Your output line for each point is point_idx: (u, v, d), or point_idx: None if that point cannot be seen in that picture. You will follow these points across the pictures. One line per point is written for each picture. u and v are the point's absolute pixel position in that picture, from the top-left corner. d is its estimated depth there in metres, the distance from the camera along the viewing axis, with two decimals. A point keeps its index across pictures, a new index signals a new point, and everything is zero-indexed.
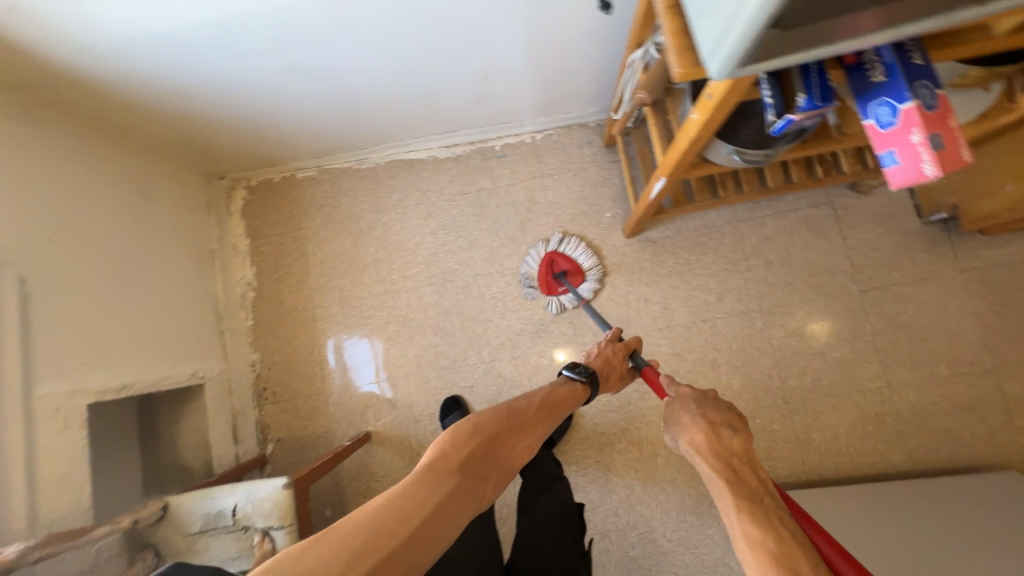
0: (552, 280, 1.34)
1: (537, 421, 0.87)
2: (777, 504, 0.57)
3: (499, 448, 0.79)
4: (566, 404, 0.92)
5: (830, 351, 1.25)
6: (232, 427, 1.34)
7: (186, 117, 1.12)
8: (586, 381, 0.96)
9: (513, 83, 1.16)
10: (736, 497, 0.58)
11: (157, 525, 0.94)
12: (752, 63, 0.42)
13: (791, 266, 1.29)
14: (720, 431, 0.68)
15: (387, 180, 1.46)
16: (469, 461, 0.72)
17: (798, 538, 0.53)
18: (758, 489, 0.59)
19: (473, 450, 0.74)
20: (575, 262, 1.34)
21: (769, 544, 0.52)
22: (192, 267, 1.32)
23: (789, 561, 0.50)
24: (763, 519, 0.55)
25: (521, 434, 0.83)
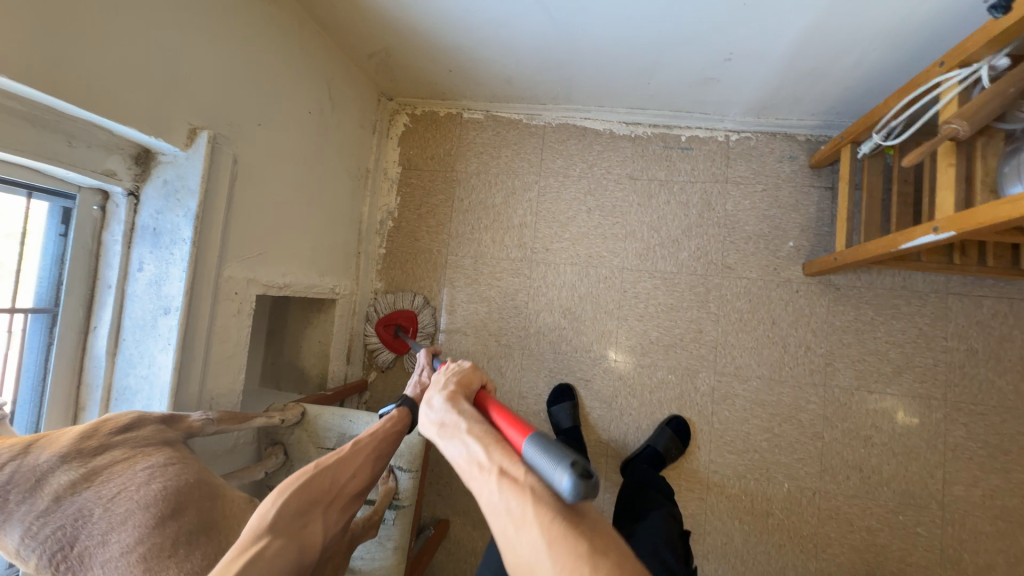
0: (396, 340, 1.35)
1: (373, 444, 0.68)
2: (470, 416, 0.50)
3: (327, 484, 0.60)
4: (390, 428, 0.71)
5: (1016, 469, 1.07)
6: (347, 347, 1.36)
7: (394, 31, 1.07)
8: (408, 405, 0.78)
9: (755, 71, 1.01)
10: (442, 442, 0.50)
11: (293, 428, 0.95)
12: None
13: (999, 361, 1.10)
14: (428, 397, 0.57)
15: (555, 143, 1.37)
16: (280, 521, 0.54)
17: (478, 433, 0.47)
18: (454, 417, 0.51)
19: (285, 506, 0.55)
20: (402, 311, 1.37)
21: (461, 458, 0.46)
22: (351, 182, 1.31)
23: (472, 460, 0.45)
24: (455, 442, 0.48)
25: (358, 466, 0.64)
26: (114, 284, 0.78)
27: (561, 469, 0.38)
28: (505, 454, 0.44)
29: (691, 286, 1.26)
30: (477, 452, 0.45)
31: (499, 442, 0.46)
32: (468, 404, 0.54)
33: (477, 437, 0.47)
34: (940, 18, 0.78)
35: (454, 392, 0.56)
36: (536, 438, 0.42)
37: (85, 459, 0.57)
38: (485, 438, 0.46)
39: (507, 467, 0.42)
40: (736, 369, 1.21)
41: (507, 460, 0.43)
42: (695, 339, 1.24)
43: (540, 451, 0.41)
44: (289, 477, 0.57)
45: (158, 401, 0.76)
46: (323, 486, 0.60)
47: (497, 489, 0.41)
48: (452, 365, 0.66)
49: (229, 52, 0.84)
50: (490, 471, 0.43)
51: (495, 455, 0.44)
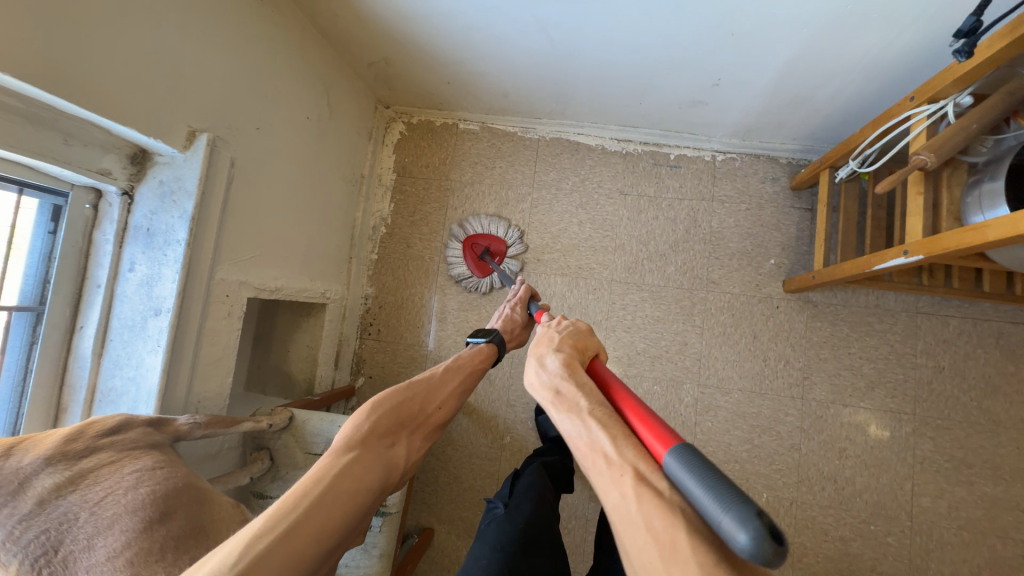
0: (481, 262, 1.34)
1: (447, 384, 0.74)
2: (592, 399, 0.52)
3: (414, 410, 0.67)
4: (472, 364, 0.81)
5: (980, 482, 1.12)
6: (336, 351, 1.35)
7: (396, 42, 1.09)
8: (496, 340, 0.87)
9: (740, 96, 1.07)
10: (558, 415, 0.53)
11: (280, 433, 0.94)
12: None
13: (963, 378, 1.16)
14: (543, 359, 0.60)
15: (548, 156, 1.40)
16: (378, 431, 0.60)
17: (603, 421, 0.49)
18: (573, 393, 0.53)
19: (381, 420, 0.62)
20: (493, 236, 1.36)
21: (586, 442, 0.48)
22: (346, 188, 1.31)
23: (599, 450, 0.46)
24: (575, 421, 0.50)
25: (436, 397, 0.72)
26: (104, 284, 0.77)
27: (735, 520, 0.34)
28: (640, 457, 0.44)
29: (677, 300, 1.29)
30: (606, 443, 0.46)
31: (632, 439, 0.46)
32: (586, 380, 0.56)
33: (604, 425, 0.48)
34: (911, 56, 0.84)
35: (571, 363, 0.58)
36: (680, 454, 0.41)
37: (70, 462, 0.57)
38: (614, 430, 0.47)
39: (645, 472, 0.42)
40: (719, 381, 1.25)
41: (643, 465, 0.43)
42: (680, 350, 1.27)
43: (698, 482, 0.38)
44: (376, 397, 0.65)
45: (144, 403, 0.75)
46: (410, 411, 0.67)
47: (630, 487, 0.42)
48: (562, 324, 0.70)
49: (231, 57, 0.85)
50: (623, 470, 0.43)
51: (625, 453, 0.45)
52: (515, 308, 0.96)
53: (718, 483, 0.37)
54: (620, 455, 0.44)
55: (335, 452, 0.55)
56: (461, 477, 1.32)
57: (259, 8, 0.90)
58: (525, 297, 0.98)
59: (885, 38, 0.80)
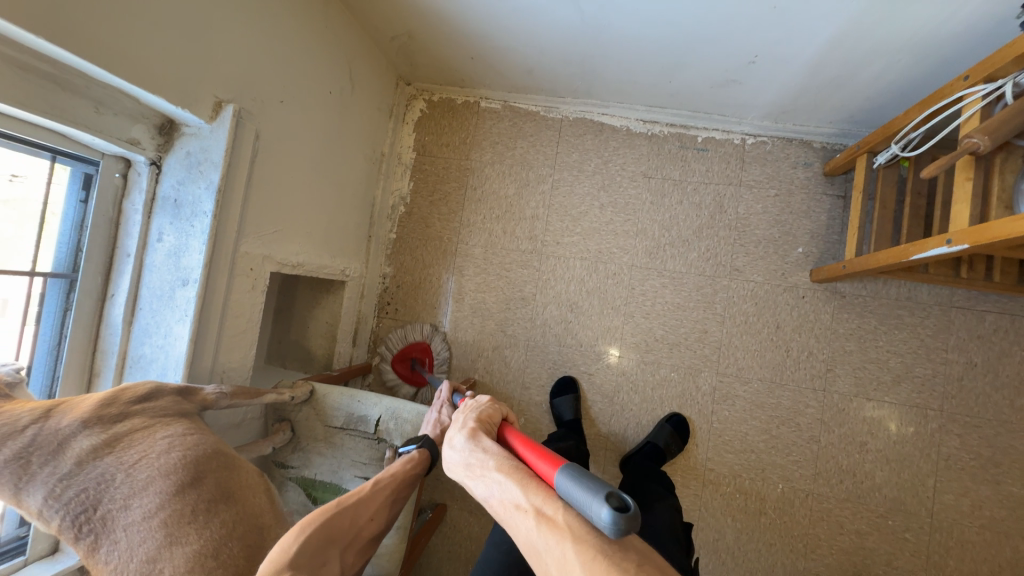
0: (412, 372, 1.35)
1: (389, 489, 0.70)
2: (497, 455, 0.55)
3: (346, 526, 0.62)
4: (409, 469, 0.74)
5: (1006, 482, 1.09)
6: (354, 329, 1.37)
7: (418, 15, 1.07)
8: (427, 445, 0.80)
9: (777, 75, 1.02)
10: (473, 483, 0.55)
11: (301, 406, 0.96)
12: None
13: (996, 376, 1.12)
14: (451, 436, 0.62)
15: (571, 137, 1.37)
16: (307, 552, 0.55)
17: (506, 472, 0.52)
18: (481, 458, 0.56)
19: (312, 539, 0.57)
20: (421, 344, 1.37)
21: (496, 498, 0.52)
22: (366, 165, 1.30)
23: (508, 503, 0.50)
24: (486, 482, 0.53)
25: (375, 507, 0.67)
26: (133, 253, 0.79)
27: (595, 500, 0.42)
28: (539, 493, 0.48)
29: (699, 287, 1.27)
30: (511, 495, 0.50)
31: (530, 479, 0.50)
32: (490, 443, 0.58)
33: (507, 476, 0.52)
34: (969, 31, 0.78)
35: (474, 430, 0.60)
36: (564, 474, 0.46)
37: (105, 426, 0.58)
38: (517, 476, 0.51)
39: (543, 506, 0.47)
40: (738, 370, 1.23)
41: (542, 501, 0.48)
42: (700, 339, 1.25)
43: (569, 479, 0.45)
44: (306, 515, 0.59)
45: (173, 370, 0.76)
46: (341, 526, 0.61)
47: (536, 528, 0.46)
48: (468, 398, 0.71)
49: (256, 26, 0.84)
50: (528, 512, 0.48)
51: (529, 497, 0.49)
52: (442, 411, 0.89)
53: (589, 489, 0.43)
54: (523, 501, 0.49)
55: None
56: None
57: None
58: (449, 395, 0.91)
59: (943, 11, 0.75)
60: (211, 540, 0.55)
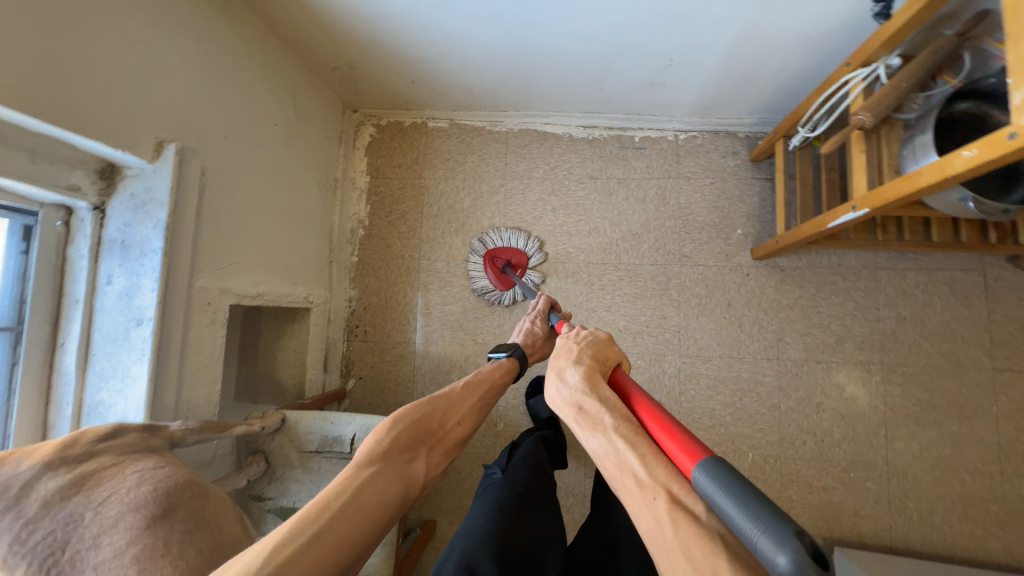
0: (502, 274, 1.36)
1: (463, 398, 0.80)
2: (616, 416, 0.53)
3: (432, 426, 0.73)
4: (490, 378, 0.86)
5: (946, 422, 1.19)
6: (324, 356, 1.36)
7: (357, 45, 1.11)
8: (517, 355, 0.94)
9: (692, 76, 1.12)
10: (584, 432, 0.55)
11: (273, 436, 0.95)
12: None
13: (924, 326, 1.23)
14: (565, 374, 0.63)
15: (518, 147, 1.43)
16: (401, 443, 0.67)
17: (630, 439, 0.50)
18: (597, 410, 0.55)
19: (403, 433, 0.68)
20: (514, 249, 1.38)
21: (614, 461, 0.49)
22: (320, 193, 1.32)
23: (628, 469, 0.47)
24: (603, 439, 0.52)
25: (451, 414, 0.77)
26: (82, 299, 0.78)
27: (771, 537, 0.33)
28: (668, 473, 0.45)
29: (653, 276, 1.34)
30: (634, 462, 0.47)
31: (659, 458, 0.46)
32: (609, 394, 0.58)
33: (631, 443, 0.49)
34: (844, 25, 0.89)
35: (592, 377, 0.61)
36: (710, 470, 0.40)
37: (69, 466, 0.58)
38: (641, 449, 0.48)
39: (678, 493, 0.43)
40: (698, 350, 1.30)
41: (675, 485, 0.43)
42: (660, 324, 1.32)
43: (731, 500, 0.36)
44: (392, 414, 0.70)
45: (133, 413, 0.75)
46: (428, 426, 0.72)
47: (663, 508, 0.42)
48: (584, 337, 0.73)
49: (193, 66, 0.86)
50: (653, 489, 0.44)
51: (655, 473, 0.45)
52: (535, 322, 1.04)
53: (752, 497, 0.36)
54: (650, 477, 0.45)
55: (357, 462, 0.60)
56: (458, 468, 1.35)
57: (217, 17, 0.91)
58: (545, 307, 1.04)
59: (818, 10, 0.85)
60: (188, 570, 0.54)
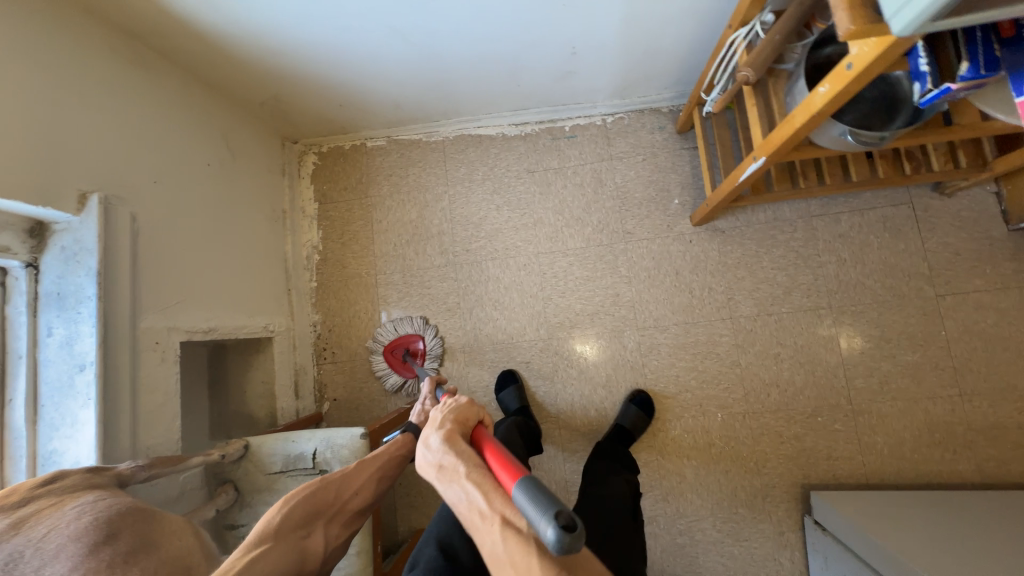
0: (405, 363, 1.39)
1: (367, 466, 0.84)
2: (466, 461, 0.60)
3: (329, 500, 0.77)
4: (397, 451, 0.87)
5: (901, 353, 1.22)
6: (294, 382, 1.38)
7: (277, 76, 1.17)
8: (413, 429, 0.92)
9: (599, 61, 1.17)
10: (443, 486, 0.61)
11: (239, 463, 0.98)
12: (941, 20, 0.42)
13: (865, 265, 1.26)
14: (425, 435, 0.67)
15: (455, 154, 1.48)
16: (290, 524, 0.70)
17: (476, 479, 0.58)
18: (452, 460, 0.61)
19: (295, 512, 0.72)
20: (408, 334, 1.40)
21: (466, 503, 0.57)
22: (267, 224, 1.36)
23: (475, 508, 0.56)
24: (456, 487, 0.59)
25: (354, 484, 0.81)
26: (25, 353, 0.81)
27: (546, 522, 0.45)
28: (505, 503, 0.54)
29: (601, 256, 1.37)
30: (479, 501, 0.56)
31: (497, 489, 0.56)
32: (461, 443, 0.64)
33: (477, 484, 0.57)
34: None
35: (448, 431, 0.65)
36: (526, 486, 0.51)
37: (8, 511, 0.60)
38: (484, 487, 0.56)
39: (509, 515, 0.53)
40: (655, 321, 1.33)
41: (508, 510, 0.53)
42: (614, 302, 1.35)
43: (531, 506, 0.47)
44: (292, 489, 0.75)
45: (85, 456, 0.77)
46: (325, 500, 0.76)
47: (501, 536, 0.52)
48: (446, 397, 0.74)
49: (111, 119, 0.90)
50: (494, 520, 0.53)
51: (495, 504, 0.55)
52: (430, 403, 0.96)
53: (548, 501, 0.47)
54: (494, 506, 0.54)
55: (245, 548, 0.64)
56: None
57: (129, 70, 0.95)
58: (432, 389, 0.98)
59: None
60: None
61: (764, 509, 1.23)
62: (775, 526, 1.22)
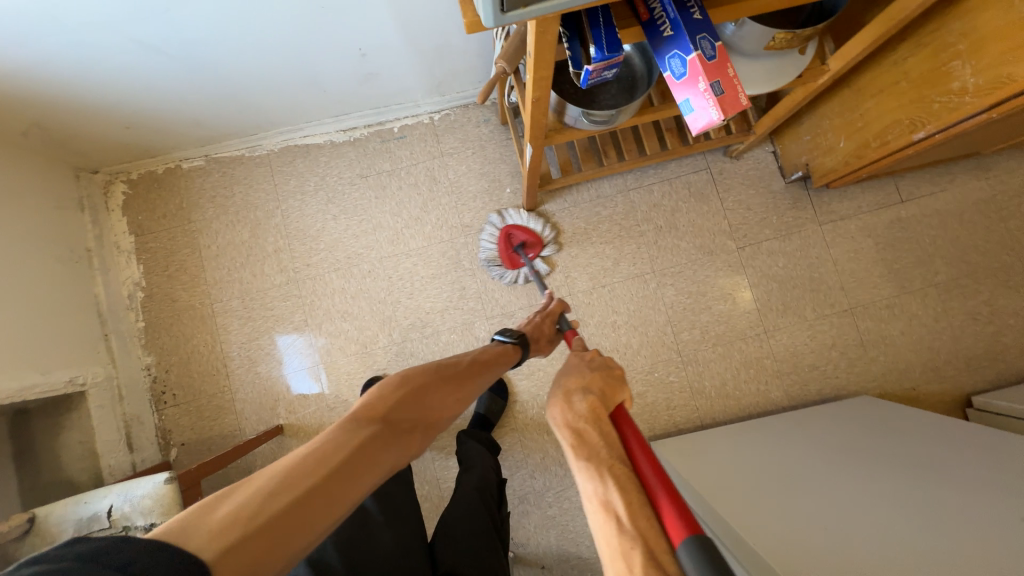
0: (514, 253, 1.34)
1: (470, 374, 0.78)
2: (616, 456, 0.54)
3: (434, 397, 0.70)
4: (500, 360, 0.85)
5: (715, 304, 1.36)
6: (126, 434, 1.26)
7: (34, 101, 1.06)
8: (518, 341, 0.91)
9: (394, 60, 1.17)
10: (576, 456, 0.55)
11: (23, 540, 0.87)
12: (512, 8, 0.50)
13: (678, 229, 1.38)
14: (572, 398, 0.63)
15: (283, 167, 1.42)
16: (398, 410, 0.63)
17: (621, 481, 0.51)
18: (597, 446, 0.56)
19: (401, 400, 0.65)
20: (531, 231, 1.34)
21: (598, 499, 0.50)
22: (61, 268, 1.22)
23: (613, 511, 0.48)
24: (593, 471, 0.52)
25: (456, 387, 0.74)
26: None
27: None
28: (652, 530, 0.47)
29: (444, 252, 1.39)
30: (620, 506, 0.48)
31: (651, 512, 0.48)
32: (610, 433, 0.58)
33: (623, 486, 0.50)
34: None
35: (598, 409, 0.61)
36: (702, 548, 0.43)
37: None
38: (631, 496, 0.49)
39: (656, 550, 0.45)
40: (502, 308, 1.36)
41: (653, 541, 0.46)
42: (462, 296, 1.37)
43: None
44: (401, 370, 0.70)
45: None
46: (429, 397, 0.69)
47: (639, 558, 0.45)
48: (594, 362, 0.70)
49: None
50: (635, 542, 0.46)
51: (638, 525, 0.47)
52: (543, 319, 1.00)
53: None
54: (638, 529, 0.47)
55: (356, 421, 0.59)
56: None
57: None
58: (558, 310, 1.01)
59: None
60: None
61: None
62: None
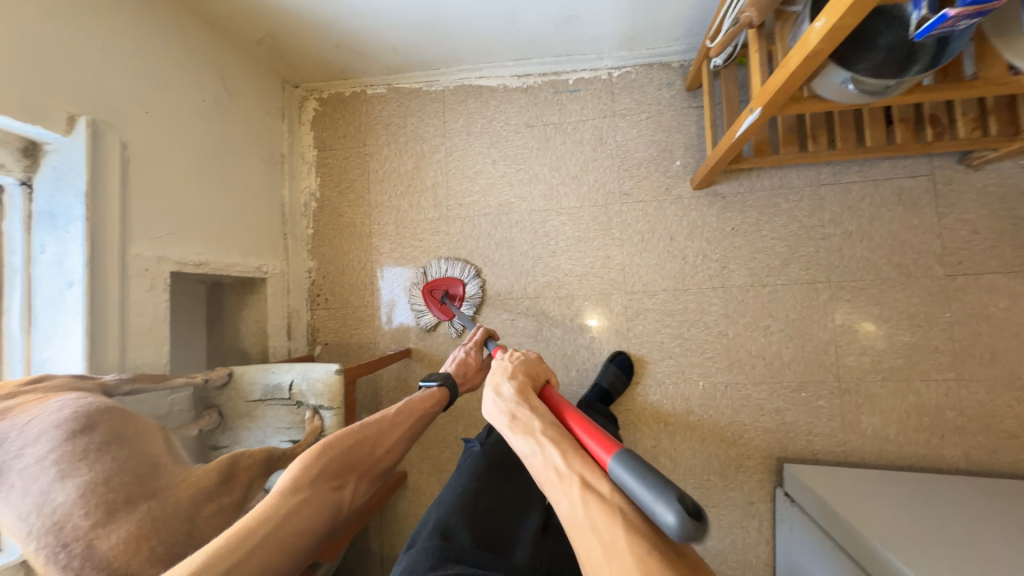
0: (442, 305, 1.38)
1: (399, 425, 0.82)
2: (541, 419, 0.58)
3: (363, 454, 0.74)
4: (431, 404, 0.90)
5: (900, 333, 1.17)
6: (287, 324, 1.43)
7: (274, 13, 1.15)
8: (449, 383, 0.94)
9: (601, 5, 1.11)
10: (514, 436, 0.58)
11: (223, 389, 1.03)
12: None
13: (872, 240, 1.19)
14: (499, 388, 0.67)
15: (454, 105, 1.44)
16: (324, 475, 0.67)
17: (552, 436, 0.55)
18: (526, 414, 0.60)
19: (330, 464, 0.69)
20: (451, 279, 1.39)
21: (541, 461, 0.53)
22: (264, 167, 1.38)
23: (552, 466, 0.51)
24: (529, 437, 0.56)
25: (384, 439, 0.78)
26: (21, 267, 0.88)
27: (664, 505, 0.39)
28: (584, 464, 0.50)
29: (594, 216, 1.34)
30: (557, 458, 0.51)
31: (578, 452, 0.51)
32: (537, 402, 0.63)
33: (554, 441, 0.54)
34: None
35: (523, 388, 0.66)
36: (623, 459, 0.46)
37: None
38: (564, 446, 0.53)
39: (590, 479, 0.48)
40: (644, 285, 1.30)
41: (588, 472, 0.49)
42: (604, 264, 1.33)
43: (636, 478, 0.43)
44: (327, 436, 0.72)
45: (74, 363, 0.84)
46: (360, 455, 0.74)
47: (579, 495, 0.47)
48: (515, 355, 0.77)
49: (103, 45, 0.91)
50: (572, 480, 0.48)
51: (573, 465, 0.50)
52: (470, 351, 1.04)
53: (651, 476, 0.42)
54: (567, 469, 0.50)
55: (281, 493, 0.62)
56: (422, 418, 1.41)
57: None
58: (479, 340, 1.06)
59: None
60: (104, 472, 0.62)
61: (737, 479, 1.22)
62: (745, 496, 1.21)
